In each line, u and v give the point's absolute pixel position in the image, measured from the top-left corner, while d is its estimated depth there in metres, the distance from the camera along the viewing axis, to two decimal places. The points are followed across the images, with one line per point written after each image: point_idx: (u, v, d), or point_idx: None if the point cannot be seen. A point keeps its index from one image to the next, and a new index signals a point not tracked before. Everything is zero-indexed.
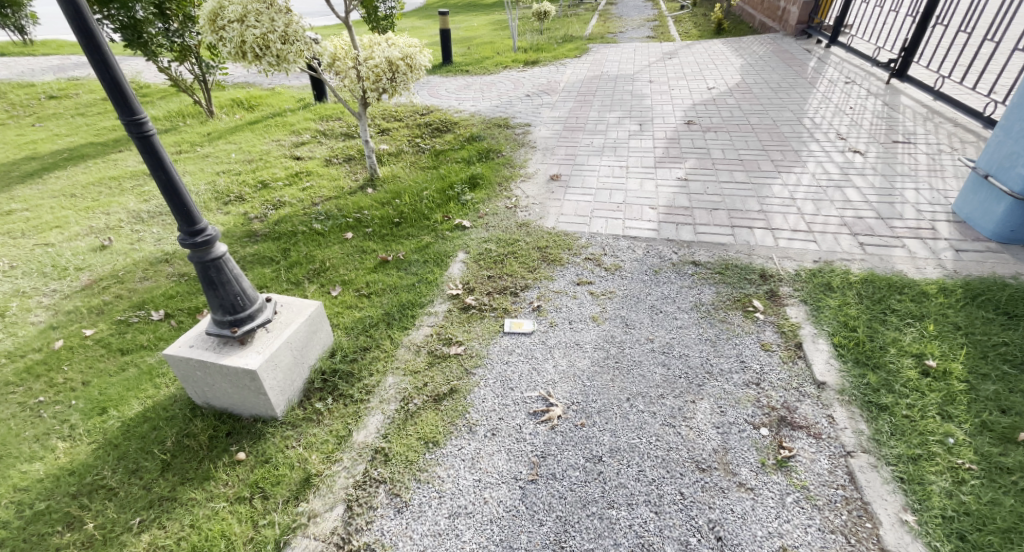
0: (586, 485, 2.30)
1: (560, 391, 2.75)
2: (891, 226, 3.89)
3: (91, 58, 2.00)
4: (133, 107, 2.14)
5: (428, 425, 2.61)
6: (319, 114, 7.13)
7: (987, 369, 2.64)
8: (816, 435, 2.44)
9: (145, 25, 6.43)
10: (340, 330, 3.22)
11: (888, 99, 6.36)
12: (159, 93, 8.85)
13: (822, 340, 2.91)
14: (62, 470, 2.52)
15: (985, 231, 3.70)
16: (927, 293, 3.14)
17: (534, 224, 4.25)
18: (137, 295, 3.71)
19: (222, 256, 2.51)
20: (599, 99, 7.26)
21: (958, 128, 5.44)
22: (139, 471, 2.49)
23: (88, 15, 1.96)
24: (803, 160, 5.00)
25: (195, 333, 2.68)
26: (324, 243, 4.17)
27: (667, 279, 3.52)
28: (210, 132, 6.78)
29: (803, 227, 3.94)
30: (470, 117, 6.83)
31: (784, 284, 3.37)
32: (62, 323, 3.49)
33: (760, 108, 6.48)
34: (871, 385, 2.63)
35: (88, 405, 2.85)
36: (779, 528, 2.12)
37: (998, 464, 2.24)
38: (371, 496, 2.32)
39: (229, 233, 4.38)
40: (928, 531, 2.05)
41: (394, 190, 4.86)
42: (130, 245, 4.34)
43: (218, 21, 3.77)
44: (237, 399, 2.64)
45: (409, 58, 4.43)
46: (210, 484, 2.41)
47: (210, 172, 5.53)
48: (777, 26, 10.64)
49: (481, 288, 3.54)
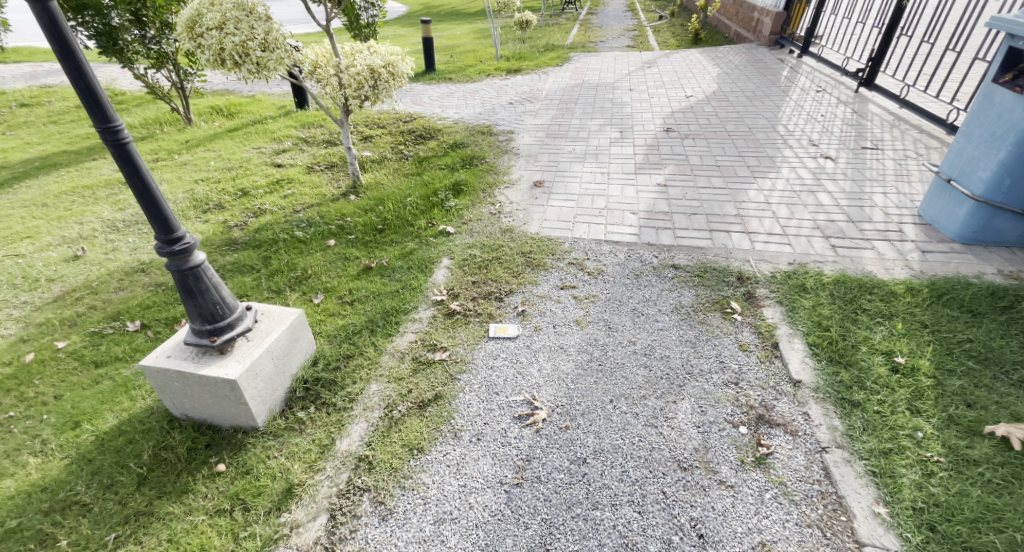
0: (571, 487, 2.32)
1: (545, 394, 2.77)
2: (861, 229, 4.03)
3: (65, 65, 1.97)
4: (108, 114, 2.12)
5: (412, 432, 2.61)
6: (301, 122, 7.10)
7: (954, 365, 2.74)
8: (792, 432, 2.51)
9: (121, 31, 6.31)
10: (323, 338, 3.20)
11: (857, 106, 6.58)
12: (136, 100, 8.72)
13: (798, 340, 2.99)
14: (33, 486, 2.45)
15: (949, 232, 3.85)
16: (895, 293, 3.25)
17: (518, 229, 4.28)
18: (112, 306, 3.63)
19: (200, 264, 2.49)
20: (580, 107, 7.37)
21: (923, 135, 5.65)
22: (114, 486, 2.44)
23: (62, 21, 1.94)
24: (778, 166, 5.14)
25: (172, 343, 2.64)
26: (306, 251, 4.14)
27: (648, 283, 3.58)
28: (188, 140, 6.69)
29: (778, 231, 4.05)
30: (454, 124, 6.87)
31: (761, 286, 3.46)
32: (33, 335, 3.40)
33: (736, 116, 6.64)
34: (844, 382, 2.71)
35: (60, 419, 2.78)
36: (759, 523, 2.16)
37: (964, 456, 2.33)
38: (355, 504, 2.31)
39: (209, 241, 4.33)
40: (900, 522, 2.12)
41: (377, 197, 4.86)
42: (104, 255, 4.25)
43: (197, 28, 3.71)
44: (217, 409, 2.60)
45: (390, 66, 4.44)
46: (189, 497, 2.37)
47: (188, 181, 5.45)
48: (752, 36, 10.96)
49: (466, 293, 3.56)
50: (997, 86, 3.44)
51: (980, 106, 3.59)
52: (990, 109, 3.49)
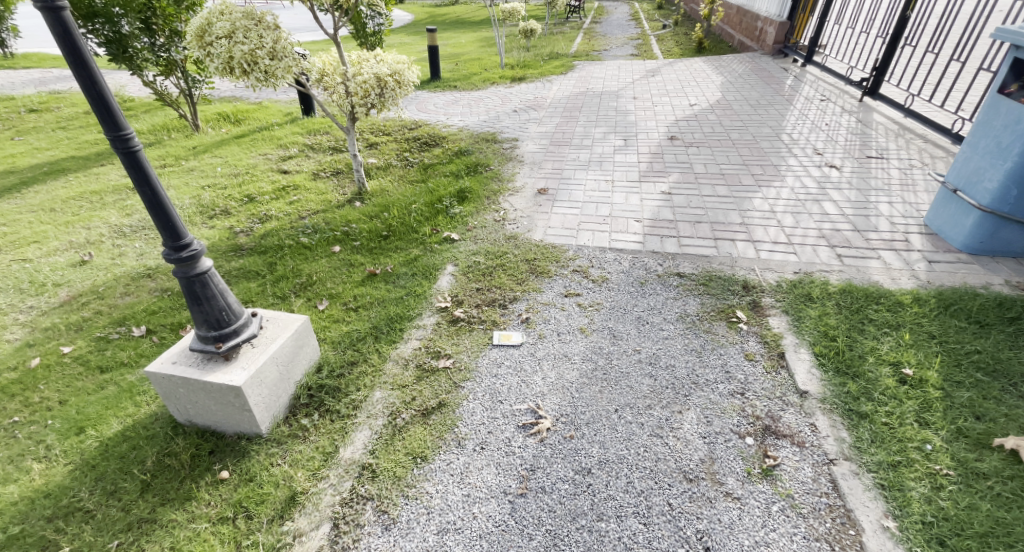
0: (576, 498, 2.30)
1: (550, 403, 2.76)
2: (867, 238, 4.01)
3: (77, 74, 2.00)
4: (119, 123, 2.14)
5: (416, 440, 2.60)
6: (307, 128, 7.16)
7: (962, 377, 2.72)
8: (799, 443, 2.49)
9: (131, 39, 6.39)
10: (327, 345, 3.20)
11: (861, 116, 6.59)
12: (144, 106, 8.80)
13: (804, 350, 2.97)
14: (36, 492, 2.45)
15: (956, 243, 3.83)
16: (903, 303, 3.24)
17: (522, 236, 4.29)
18: (118, 311, 3.65)
19: (207, 270, 2.50)
20: (585, 115, 7.39)
21: (929, 144, 5.64)
22: (117, 492, 2.43)
23: (75, 30, 1.96)
24: (782, 175, 5.14)
25: (178, 349, 2.65)
26: (311, 257, 4.15)
27: (653, 291, 3.57)
28: (196, 146, 6.74)
29: (783, 239, 4.05)
30: (458, 132, 6.90)
31: (766, 295, 3.44)
32: (39, 340, 3.41)
33: (741, 124, 6.65)
34: (852, 393, 2.69)
35: (65, 424, 2.78)
36: (766, 537, 2.14)
37: (974, 469, 2.30)
38: (359, 513, 2.30)
39: (215, 247, 4.34)
40: (909, 537, 2.09)
41: (382, 204, 4.87)
42: (111, 260, 4.27)
43: (206, 37, 3.76)
44: (221, 416, 2.60)
45: (397, 75, 4.48)
46: (192, 504, 2.36)
47: (195, 187, 5.48)
48: (755, 45, 11.02)
49: (470, 300, 3.55)
50: (1004, 96, 3.44)
51: (986, 116, 3.58)
52: (996, 119, 3.48)
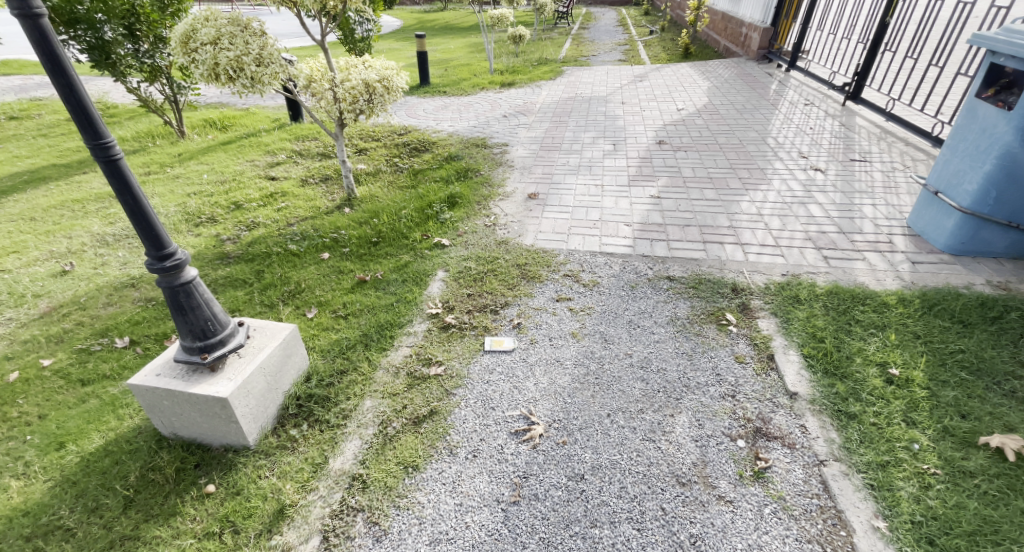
0: (569, 504, 2.29)
1: (542, 409, 2.74)
2: (852, 240, 4.06)
3: (56, 82, 1.96)
4: (100, 131, 2.10)
5: (407, 449, 2.57)
6: (295, 135, 7.11)
7: (947, 376, 2.75)
8: (790, 445, 2.50)
9: (115, 46, 6.30)
10: (316, 353, 3.17)
11: (845, 119, 6.69)
12: (127, 113, 8.68)
13: (793, 352, 2.99)
14: (14, 511, 2.39)
15: (938, 244, 3.88)
16: (888, 304, 3.28)
17: (512, 242, 4.28)
18: (100, 322, 3.58)
19: (192, 280, 2.46)
20: (574, 120, 7.43)
21: (910, 147, 5.74)
22: (99, 509, 2.37)
23: (53, 37, 1.92)
24: (769, 178, 5.19)
25: (162, 361, 2.59)
26: (300, 264, 4.11)
27: (644, 294, 3.58)
28: (181, 153, 6.65)
29: (770, 242, 4.08)
30: (448, 137, 6.89)
31: (755, 297, 3.47)
32: (17, 353, 3.33)
33: (727, 128, 6.72)
34: (840, 394, 2.71)
35: (44, 440, 2.71)
36: (759, 539, 2.14)
37: (961, 467, 2.33)
38: (349, 525, 2.26)
39: (200, 255, 4.28)
40: (899, 537, 2.11)
41: (371, 210, 4.84)
42: (93, 270, 4.20)
43: (190, 43, 3.72)
44: (207, 428, 2.55)
45: (385, 81, 4.45)
46: (176, 519, 2.32)
47: (181, 194, 5.41)
48: (740, 50, 11.16)
49: (461, 306, 3.54)
50: (980, 100, 3.52)
51: (965, 120, 3.64)
52: (974, 123, 3.56)
